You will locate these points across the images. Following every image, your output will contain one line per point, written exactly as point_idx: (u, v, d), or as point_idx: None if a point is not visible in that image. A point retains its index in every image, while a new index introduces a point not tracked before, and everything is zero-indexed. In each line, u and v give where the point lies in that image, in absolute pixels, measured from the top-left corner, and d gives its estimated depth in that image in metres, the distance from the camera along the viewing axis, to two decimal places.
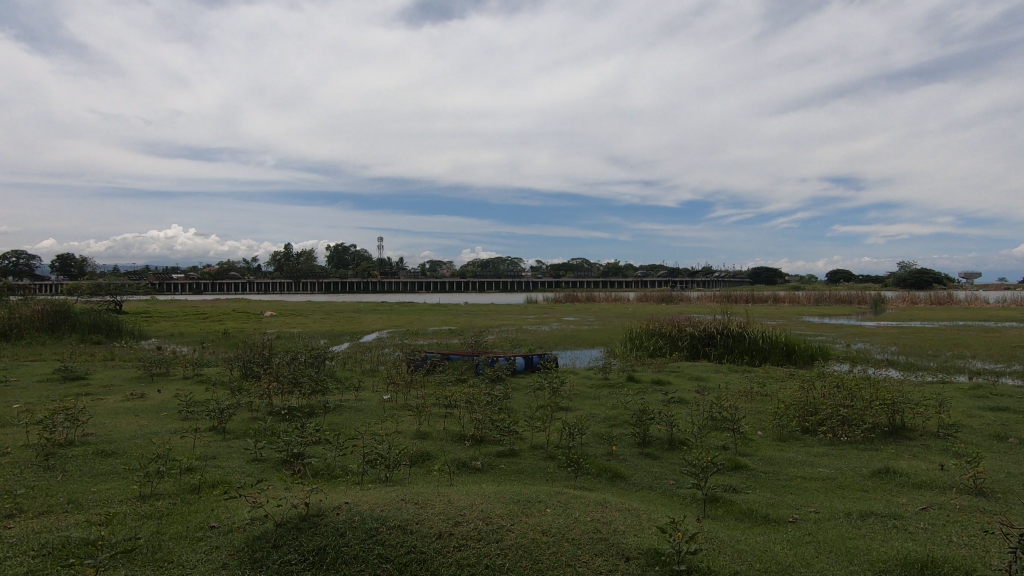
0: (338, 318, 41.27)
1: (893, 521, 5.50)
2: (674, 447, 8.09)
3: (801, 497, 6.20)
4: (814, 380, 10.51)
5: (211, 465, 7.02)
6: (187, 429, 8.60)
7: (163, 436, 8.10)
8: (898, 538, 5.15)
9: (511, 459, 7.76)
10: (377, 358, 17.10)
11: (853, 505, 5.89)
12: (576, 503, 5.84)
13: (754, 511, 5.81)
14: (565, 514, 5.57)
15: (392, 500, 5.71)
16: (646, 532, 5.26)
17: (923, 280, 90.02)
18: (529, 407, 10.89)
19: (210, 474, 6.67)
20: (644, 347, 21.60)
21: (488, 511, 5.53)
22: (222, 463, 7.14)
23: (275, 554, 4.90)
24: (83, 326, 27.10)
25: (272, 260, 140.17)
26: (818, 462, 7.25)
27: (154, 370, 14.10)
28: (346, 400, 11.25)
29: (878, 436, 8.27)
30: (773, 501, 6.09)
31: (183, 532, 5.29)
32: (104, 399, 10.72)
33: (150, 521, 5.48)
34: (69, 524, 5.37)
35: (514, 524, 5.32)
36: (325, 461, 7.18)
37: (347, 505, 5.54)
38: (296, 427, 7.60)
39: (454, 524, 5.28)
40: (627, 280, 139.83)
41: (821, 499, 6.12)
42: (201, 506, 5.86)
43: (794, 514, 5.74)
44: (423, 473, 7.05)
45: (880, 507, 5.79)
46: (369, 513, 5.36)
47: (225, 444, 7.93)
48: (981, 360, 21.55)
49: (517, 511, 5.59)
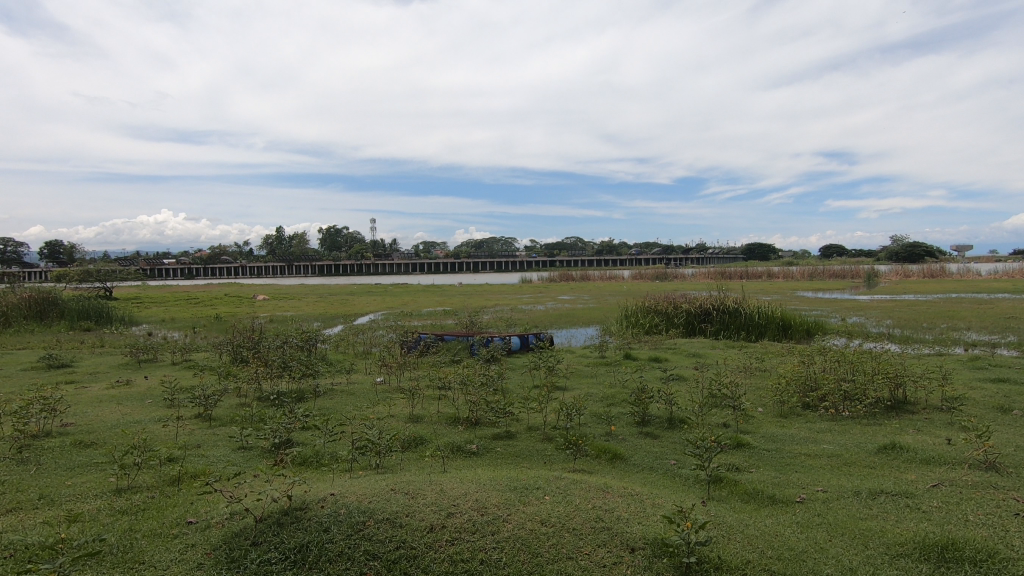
0: (332, 300, 41.08)
1: (904, 500, 5.36)
2: (673, 425, 7.94)
3: (806, 475, 6.06)
4: (814, 355, 10.36)
5: (194, 454, 6.81)
6: (170, 417, 8.35)
7: (146, 425, 7.87)
8: (912, 519, 5.00)
9: (507, 442, 7.58)
10: (370, 340, 16.86)
11: (861, 484, 5.74)
12: (577, 489, 5.67)
13: (758, 492, 5.66)
14: (564, 501, 5.38)
15: (381, 490, 5.53)
16: (651, 520, 5.10)
17: (915, 254, 90.52)
18: (525, 387, 10.73)
19: (192, 464, 6.46)
20: (640, 324, 21.46)
21: (484, 500, 5.34)
22: (206, 451, 6.93)
23: (254, 552, 4.70)
24: (71, 313, 26.65)
25: (264, 243, 138.78)
26: (821, 439, 7.10)
27: (142, 357, 13.83)
28: (337, 383, 11.04)
29: (881, 411, 8.14)
30: (777, 480, 5.94)
31: (158, 529, 5.08)
32: (88, 387, 10.46)
33: (124, 517, 5.26)
34: (39, 521, 5.15)
35: (511, 514, 5.14)
36: (313, 448, 6.98)
37: (333, 497, 5.35)
38: (283, 414, 7.37)
39: (447, 516, 5.10)
40: (622, 258, 139.83)
41: (827, 477, 5.98)
42: (180, 499, 5.65)
43: (800, 494, 5.61)
44: (416, 459, 6.88)
45: (890, 485, 5.64)
46: (355, 505, 5.18)
47: (212, 431, 7.74)
48: (976, 332, 21.55)
49: (515, 499, 5.40)
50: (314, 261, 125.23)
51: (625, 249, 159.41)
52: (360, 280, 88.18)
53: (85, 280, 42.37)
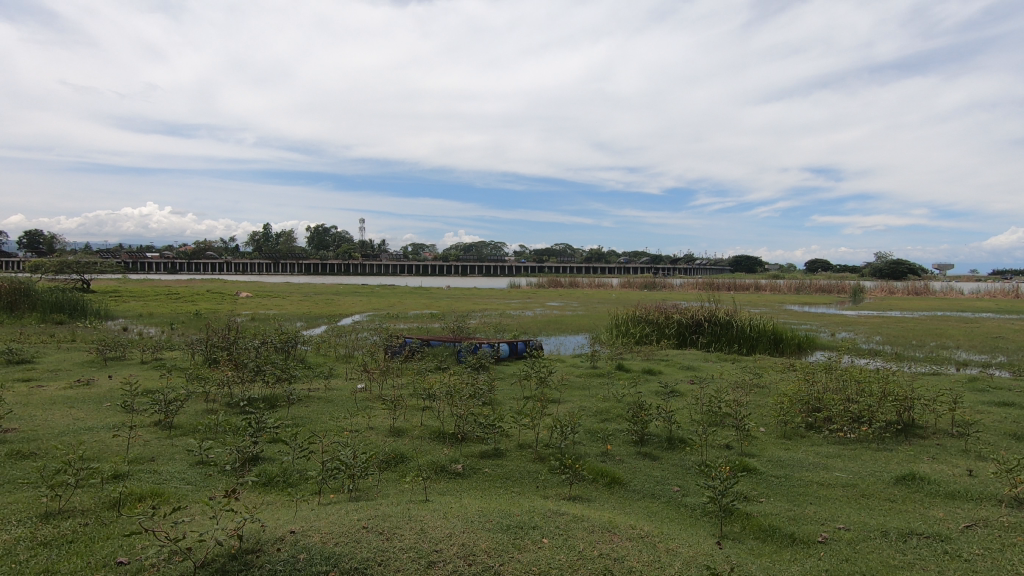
0: (317, 299, 40.23)
1: (940, 545, 4.93)
2: (673, 445, 7.51)
3: (824, 509, 5.64)
4: (817, 372, 9.96)
5: (145, 470, 6.24)
6: (126, 423, 7.74)
7: (98, 434, 7.25)
8: (955, 570, 4.56)
9: (496, 462, 7.09)
10: (353, 343, 16.24)
11: (888, 523, 5.32)
12: (578, 529, 5.15)
13: (775, 530, 5.21)
14: (565, 546, 4.88)
15: (351, 529, 4.98)
16: (667, 571, 4.57)
17: (899, 271, 91.68)
18: (515, 399, 10.26)
19: (139, 484, 5.87)
20: (631, 333, 21.03)
21: (472, 545, 4.81)
22: (159, 467, 6.36)
23: None
24: (44, 305, 25.61)
25: (250, 240, 137.03)
26: (833, 465, 6.70)
27: (109, 354, 13.10)
28: (315, 389, 10.46)
29: (891, 434, 7.77)
30: (792, 515, 5.51)
31: (82, 570, 4.46)
32: (44, 386, 9.79)
33: (45, 552, 4.64)
34: None
35: (504, 564, 4.62)
36: (280, 466, 6.46)
37: (292, 538, 4.80)
38: (248, 427, 6.81)
39: (428, 567, 4.56)
40: (610, 266, 140.02)
41: (847, 512, 5.56)
42: (116, 530, 5.04)
43: (821, 533, 5.18)
44: (395, 481, 6.37)
45: (920, 526, 5.23)
46: (319, 549, 4.65)
47: (171, 442, 7.18)
48: (966, 351, 21.47)
49: (507, 544, 4.88)
50: (300, 259, 123.76)
51: (613, 258, 160.03)
52: (347, 280, 86.89)
53: (61, 273, 40.98)
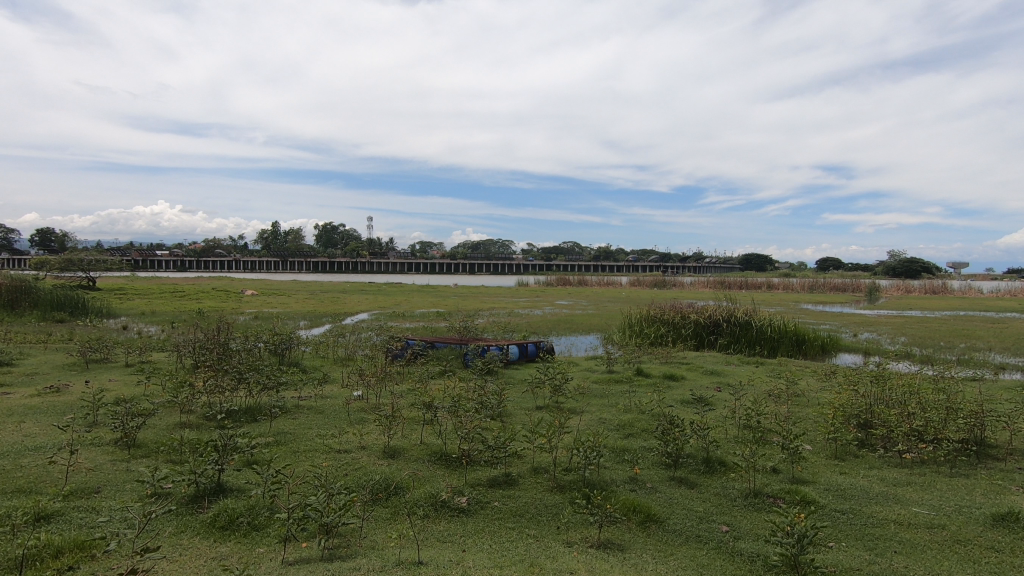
0: (323, 297, 39.72)
1: None
2: (712, 469, 6.67)
3: (919, 562, 4.75)
4: (863, 381, 9.02)
5: (80, 509, 5.50)
6: (77, 441, 6.99)
7: (41, 457, 6.50)
8: None
9: (507, 493, 6.24)
10: (354, 344, 15.47)
11: None
12: None
13: None
14: None
15: None
16: None
17: (914, 270, 89.90)
18: (525, 411, 9.39)
19: (64, 530, 5.11)
20: (645, 333, 20.07)
21: None
22: (98, 504, 5.61)
23: None
24: (44, 303, 24.93)
25: (260, 239, 137.16)
26: (907, 498, 5.82)
27: (91, 356, 12.31)
28: (307, 399, 9.67)
29: (964, 457, 6.88)
30: (877, 571, 4.64)
31: None
32: (10, 393, 9.04)
33: None
34: None
35: None
36: (245, 504, 5.72)
37: None
38: (206, 456, 6.03)
39: None
40: (619, 265, 138.68)
41: (946, 567, 4.68)
42: None
43: None
44: (387, 524, 5.58)
45: None
46: None
47: (125, 467, 6.46)
48: (1001, 354, 20.38)
49: None
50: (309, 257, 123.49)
51: (621, 256, 159.21)
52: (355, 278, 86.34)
53: (67, 271, 40.41)
